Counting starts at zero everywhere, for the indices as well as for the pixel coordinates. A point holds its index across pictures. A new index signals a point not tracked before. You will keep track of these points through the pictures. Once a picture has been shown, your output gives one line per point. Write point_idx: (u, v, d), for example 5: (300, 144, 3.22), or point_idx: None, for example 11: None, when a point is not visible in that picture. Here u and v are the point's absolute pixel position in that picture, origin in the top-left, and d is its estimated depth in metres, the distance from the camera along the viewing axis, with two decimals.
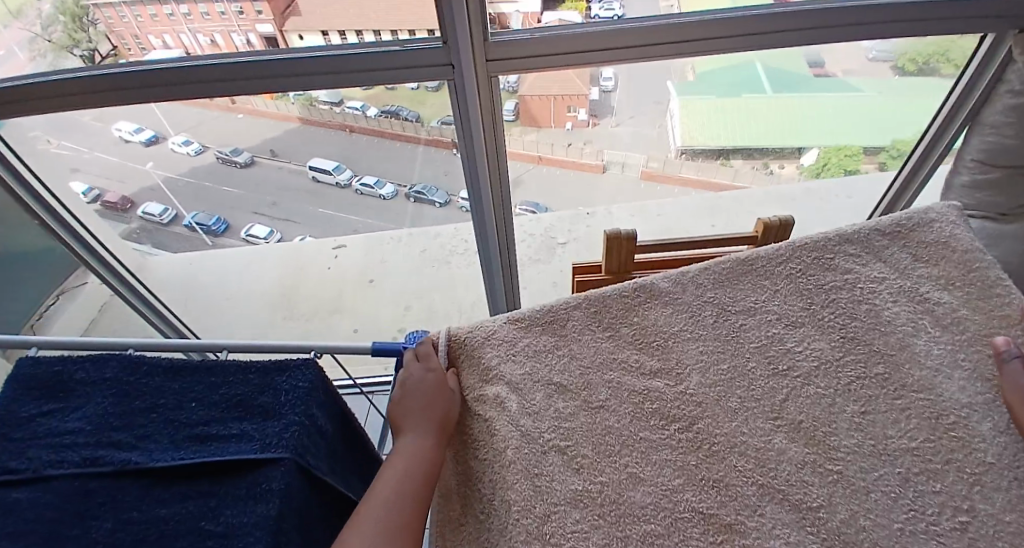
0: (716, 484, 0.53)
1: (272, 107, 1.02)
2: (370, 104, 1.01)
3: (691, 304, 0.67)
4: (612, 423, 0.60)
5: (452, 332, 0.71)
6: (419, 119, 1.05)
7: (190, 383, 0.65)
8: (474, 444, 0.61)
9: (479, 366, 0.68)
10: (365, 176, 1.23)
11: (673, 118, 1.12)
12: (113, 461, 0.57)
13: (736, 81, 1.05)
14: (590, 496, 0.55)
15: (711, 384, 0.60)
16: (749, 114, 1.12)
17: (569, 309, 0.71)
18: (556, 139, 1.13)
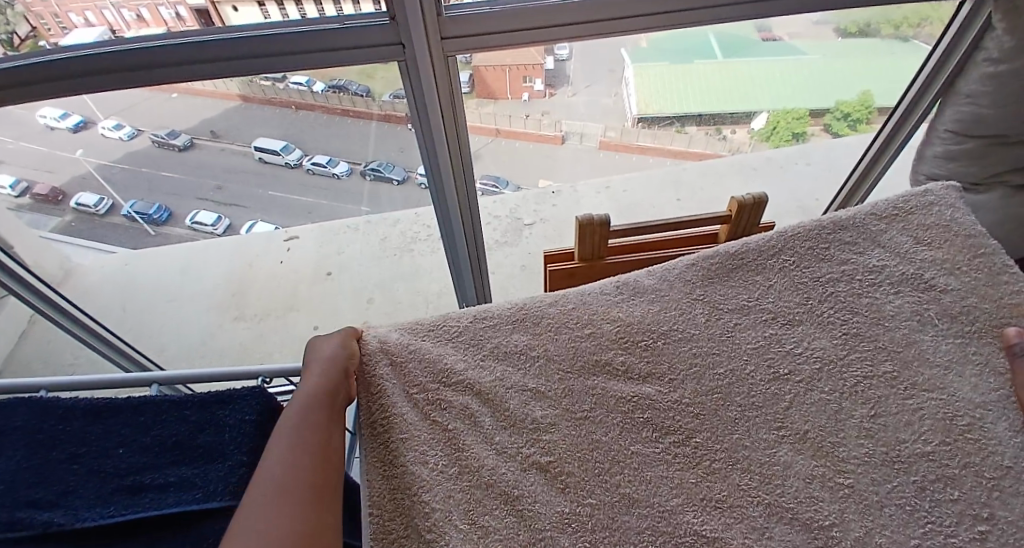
0: (720, 504, 0.49)
1: (209, 85, 0.87)
2: (316, 79, 0.89)
3: (681, 302, 0.63)
4: (600, 437, 0.55)
5: (410, 331, 0.65)
6: (370, 93, 0.94)
7: (116, 425, 0.57)
8: (432, 454, 0.55)
9: (435, 365, 0.61)
10: (315, 157, 1.10)
11: (628, 86, 1.06)
12: (23, 526, 0.48)
13: (686, 49, 0.99)
14: (576, 519, 0.50)
15: (709, 392, 0.56)
16: (699, 77, 1.07)
17: (545, 307, 0.66)
18: (513, 111, 1.04)
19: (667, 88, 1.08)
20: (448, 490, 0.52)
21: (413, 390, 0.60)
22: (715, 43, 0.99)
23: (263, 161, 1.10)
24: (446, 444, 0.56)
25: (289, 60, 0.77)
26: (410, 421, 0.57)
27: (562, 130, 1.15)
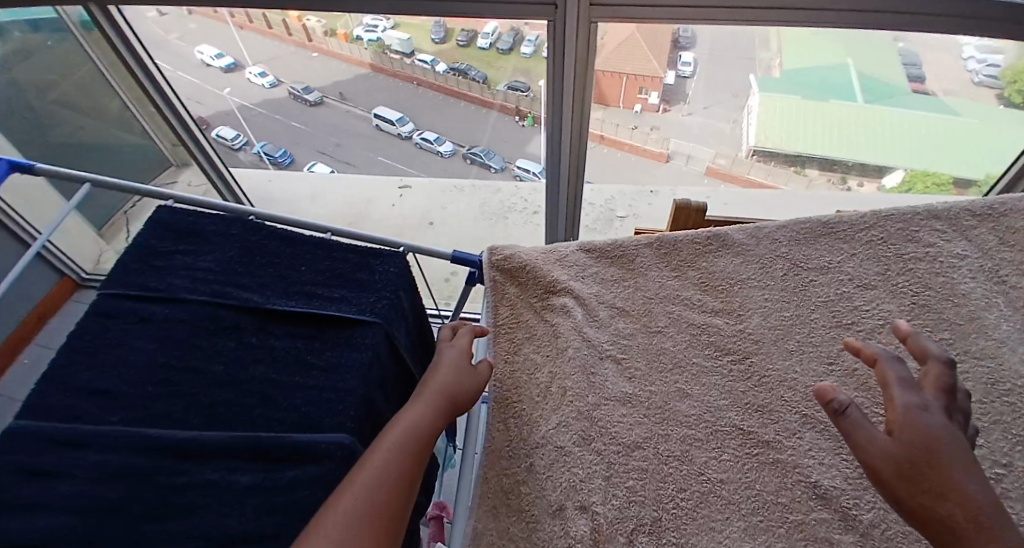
0: (760, 408, 0.57)
1: (345, 49, 1.20)
2: (440, 59, 1.16)
3: (764, 256, 0.69)
4: (668, 346, 0.64)
5: (523, 254, 0.76)
6: (486, 81, 1.18)
7: (302, 251, 0.74)
8: (540, 342, 0.68)
9: (545, 278, 0.73)
10: (427, 132, 1.35)
11: (751, 114, 1.17)
12: (236, 297, 0.66)
13: (834, 87, 1.11)
14: (638, 399, 0.60)
15: (773, 326, 0.63)
16: (839, 122, 1.18)
17: (640, 246, 0.74)
18: (623, 121, 1.17)
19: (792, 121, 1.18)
20: (544, 364, 0.66)
21: (528, 301, 0.73)
22: (855, 83, 1.09)
23: (379, 128, 1.37)
24: (547, 334, 0.69)
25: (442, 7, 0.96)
26: (532, 345, 0.68)
27: (667, 148, 1.27)
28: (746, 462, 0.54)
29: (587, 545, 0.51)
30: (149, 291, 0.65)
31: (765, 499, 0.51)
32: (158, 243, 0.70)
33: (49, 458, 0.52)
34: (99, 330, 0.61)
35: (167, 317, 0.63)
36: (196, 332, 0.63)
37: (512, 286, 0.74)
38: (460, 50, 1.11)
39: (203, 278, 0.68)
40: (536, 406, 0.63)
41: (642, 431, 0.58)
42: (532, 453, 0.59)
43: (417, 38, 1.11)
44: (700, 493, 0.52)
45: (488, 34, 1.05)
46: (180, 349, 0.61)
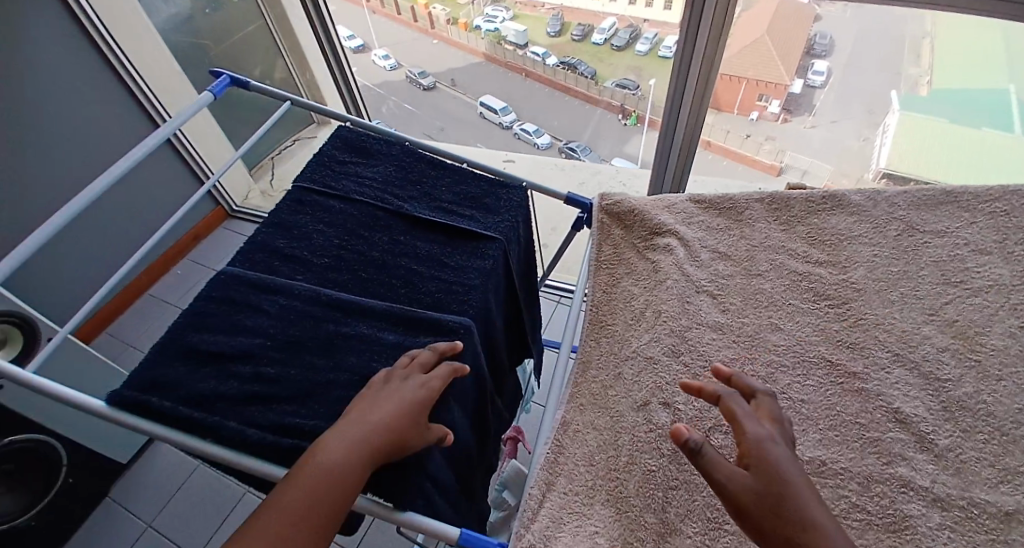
0: (852, 346, 0.61)
1: (466, 38, 1.50)
2: (550, 52, 1.38)
3: (879, 218, 0.71)
4: (765, 287, 0.68)
5: (632, 199, 0.83)
6: (593, 76, 1.34)
7: (443, 176, 0.86)
8: (643, 275, 0.75)
9: (651, 221, 0.79)
10: (525, 124, 1.58)
11: (885, 135, 1.15)
12: (393, 205, 0.80)
13: (985, 111, 1.06)
14: (730, 328, 0.65)
15: (876, 279, 0.65)
16: (988, 151, 1.11)
17: (750, 201, 0.78)
18: (734, 127, 1.20)
19: (928, 149, 1.14)
20: (642, 293, 0.72)
21: (633, 241, 0.79)
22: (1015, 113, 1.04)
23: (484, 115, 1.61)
24: (648, 270, 0.75)
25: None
26: (635, 277, 0.75)
27: (782, 161, 1.27)
28: (828, 388, 0.58)
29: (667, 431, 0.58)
30: (329, 189, 0.79)
31: (844, 419, 0.56)
32: (336, 153, 0.84)
33: (250, 295, 0.67)
34: (289, 209, 0.76)
35: (339, 211, 0.77)
36: (360, 225, 0.76)
37: (619, 228, 0.81)
38: (573, 43, 1.32)
39: (369, 185, 0.81)
40: (630, 326, 0.70)
41: (730, 353, 0.63)
42: (622, 364, 0.66)
43: (535, 31, 1.36)
44: (780, 407, 0.58)
45: (604, 29, 1.26)
46: (348, 235, 0.75)
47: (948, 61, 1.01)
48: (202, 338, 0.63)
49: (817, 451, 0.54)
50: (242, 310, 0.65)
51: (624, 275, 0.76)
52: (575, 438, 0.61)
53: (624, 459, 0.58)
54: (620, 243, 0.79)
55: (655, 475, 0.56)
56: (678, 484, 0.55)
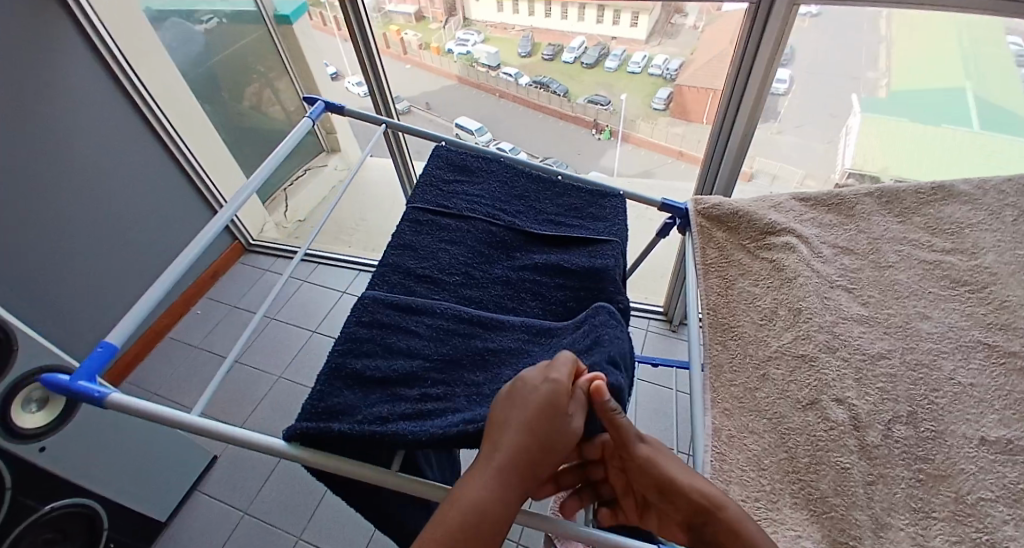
0: (1003, 326, 0.62)
1: (437, 62, 1.51)
2: (523, 73, 1.45)
3: (993, 205, 0.73)
4: (900, 277, 0.70)
5: (730, 201, 0.84)
6: (566, 93, 1.44)
7: (548, 187, 0.85)
8: (769, 275, 0.75)
9: (760, 222, 0.80)
10: (502, 143, 1.60)
11: (848, 136, 1.22)
12: (505, 220, 0.79)
13: (942, 110, 1.13)
14: (877, 320, 0.66)
15: (1010, 262, 0.67)
16: (948, 147, 1.18)
17: (861, 196, 0.80)
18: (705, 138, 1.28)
19: (888, 147, 1.21)
20: (774, 292, 0.72)
21: (741, 242, 0.80)
22: (972, 108, 1.12)
23: (459, 136, 1.60)
24: (767, 269, 0.76)
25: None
26: (757, 274, 0.75)
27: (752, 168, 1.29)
28: (993, 370, 0.59)
29: (847, 428, 0.58)
30: (445, 207, 0.79)
31: (1018, 397, 0.57)
32: (440, 173, 0.84)
33: (398, 317, 0.66)
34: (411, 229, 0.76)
35: (458, 228, 0.77)
36: (482, 241, 0.76)
37: (723, 230, 0.82)
38: (545, 64, 1.40)
39: (480, 201, 0.81)
40: (764, 324, 0.70)
41: (885, 344, 0.64)
42: (764, 365, 0.66)
43: (506, 53, 1.42)
44: (953, 392, 0.59)
45: (574, 48, 1.33)
46: (474, 252, 0.75)
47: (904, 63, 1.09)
48: (365, 363, 0.62)
49: (1005, 431, 0.55)
50: (394, 333, 0.65)
51: (738, 276, 0.76)
52: (732, 444, 0.60)
53: (805, 460, 0.58)
54: (725, 244, 0.80)
55: (852, 472, 0.56)
56: (876, 479, 0.55)
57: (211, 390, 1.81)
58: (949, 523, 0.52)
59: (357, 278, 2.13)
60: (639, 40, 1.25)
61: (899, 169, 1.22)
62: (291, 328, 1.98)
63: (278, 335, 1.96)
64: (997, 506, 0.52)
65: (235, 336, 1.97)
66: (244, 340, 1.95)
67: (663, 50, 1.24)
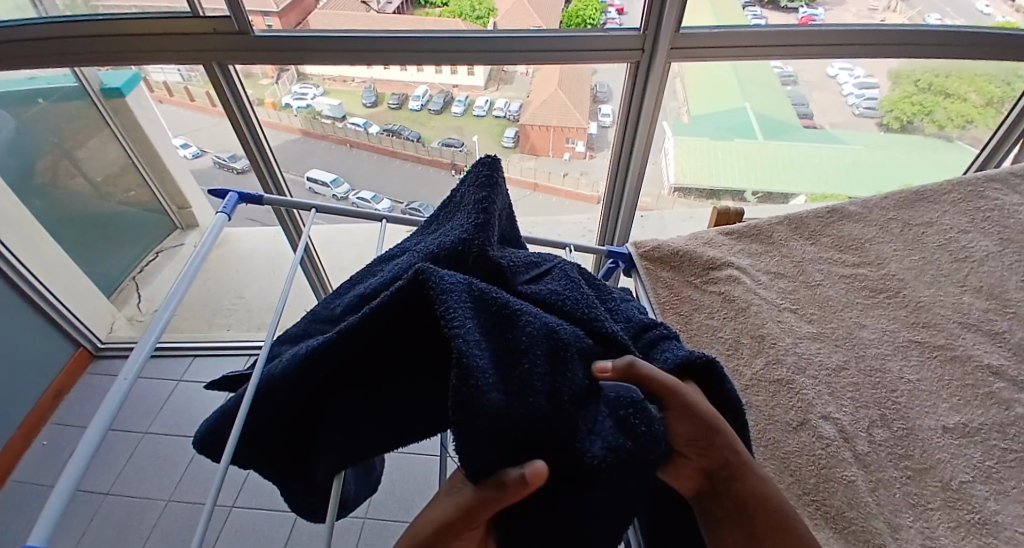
0: (925, 324, 0.73)
1: (276, 116, 1.28)
2: (372, 121, 1.35)
3: (880, 220, 0.87)
4: (831, 293, 0.79)
5: (666, 241, 0.86)
6: (420, 139, 1.39)
7: None
8: (727, 307, 0.78)
9: (701, 259, 0.84)
10: (361, 193, 1.48)
11: (667, 156, 1.37)
12: None
13: (729, 127, 1.37)
14: (826, 335, 0.74)
15: (908, 267, 0.80)
16: (748, 155, 1.44)
17: (774, 225, 0.89)
18: (553, 168, 1.42)
19: (697, 162, 1.42)
20: (734, 322, 0.76)
21: (687, 279, 0.83)
22: (755, 123, 1.37)
23: (313, 190, 1.46)
24: (720, 301, 0.79)
25: (436, 56, 1.13)
26: (712, 306, 0.79)
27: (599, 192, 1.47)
28: (931, 363, 0.69)
29: (841, 441, 0.63)
30: None
31: (956, 384, 0.67)
32: None
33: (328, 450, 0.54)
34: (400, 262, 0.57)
35: None
36: None
37: (666, 270, 0.84)
38: (392, 112, 1.32)
39: None
40: (732, 355, 0.73)
41: (840, 357, 0.71)
42: (745, 394, 0.69)
43: (351, 104, 1.30)
44: (908, 390, 0.67)
45: (419, 96, 1.28)
46: None
47: (698, 95, 1.26)
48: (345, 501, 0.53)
49: (956, 417, 0.64)
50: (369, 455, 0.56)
51: (693, 310, 0.79)
52: None
53: (814, 480, 0.60)
54: (674, 283, 0.82)
55: (858, 483, 0.60)
56: (877, 484, 0.60)
57: (81, 537, 1.47)
58: (945, 510, 0.58)
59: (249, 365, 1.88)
60: (478, 87, 1.25)
61: (704, 176, 1.45)
62: (172, 438, 1.68)
63: (156, 451, 1.65)
64: (976, 486, 0.59)
65: (101, 462, 1.62)
66: (112, 467, 1.61)
67: (502, 94, 1.27)
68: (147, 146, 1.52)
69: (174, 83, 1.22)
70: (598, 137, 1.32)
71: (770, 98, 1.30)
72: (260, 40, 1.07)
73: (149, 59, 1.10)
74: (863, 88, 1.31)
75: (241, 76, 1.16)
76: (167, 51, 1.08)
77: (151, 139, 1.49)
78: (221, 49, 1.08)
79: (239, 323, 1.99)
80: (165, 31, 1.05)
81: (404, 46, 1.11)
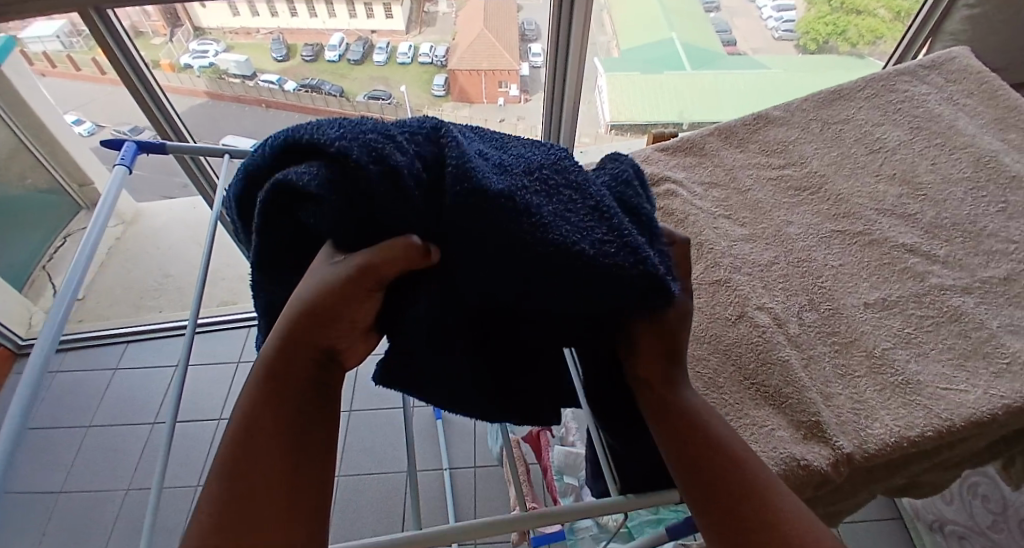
0: (844, 215, 0.76)
1: (179, 80, 1.18)
2: (286, 78, 1.24)
3: (802, 122, 0.89)
4: (760, 196, 0.82)
5: None
6: (343, 93, 1.27)
7: None
8: (667, 220, 0.80)
9: None
10: None
11: (603, 94, 1.37)
12: None
13: (660, 58, 1.36)
14: (758, 235, 0.77)
15: (828, 163, 0.83)
16: (676, 87, 1.43)
17: (706, 137, 0.90)
18: (490, 114, 1.35)
19: (632, 96, 1.40)
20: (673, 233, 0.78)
21: None
22: (682, 54, 1.37)
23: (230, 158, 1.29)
24: (660, 216, 0.80)
25: None
26: None
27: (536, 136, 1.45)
28: (851, 248, 0.73)
29: (773, 327, 0.66)
30: None
31: (875, 264, 0.71)
32: None
33: None
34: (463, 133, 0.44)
35: None
36: None
37: None
38: (306, 64, 1.22)
39: None
40: None
41: (770, 253, 0.74)
42: None
43: (260, 58, 1.21)
44: (831, 274, 0.71)
45: (335, 46, 1.19)
46: None
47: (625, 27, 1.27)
48: None
49: (876, 292, 0.68)
50: None
51: None
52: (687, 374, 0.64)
53: (752, 365, 0.64)
54: None
55: (792, 362, 0.63)
56: (808, 360, 0.64)
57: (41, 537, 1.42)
58: (869, 375, 0.62)
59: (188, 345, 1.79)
60: (401, 30, 1.20)
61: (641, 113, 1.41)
62: (121, 427, 1.60)
63: (105, 442, 1.58)
64: (896, 350, 0.63)
65: (45, 461, 1.55)
66: (58, 466, 1.54)
67: (425, 37, 1.22)
68: (29, 121, 1.36)
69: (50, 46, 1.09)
70: (530, 77, 1.30)
71: (694, 25, 1.34)
72: None
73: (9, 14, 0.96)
74: (781, 12, 1.36)
75: (129, 33, 1.04)
76: (24, 1, 0.94)
77: (34, 113, 1.34)
78: None
79: (170, 303, 1.87)
80: None
81: None
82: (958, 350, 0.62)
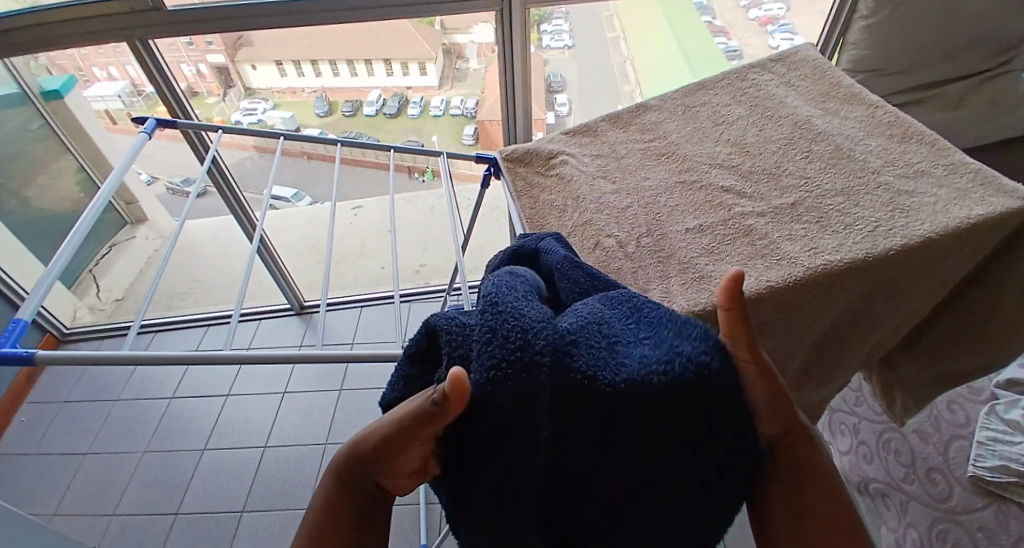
0: (686, 169, 0.95)
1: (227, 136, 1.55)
2: (326, 130, 1.67)
3: (674, 107, 1.09)
4: (630, 160, 1.00)
5: (511, 151, 1.04)
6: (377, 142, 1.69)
7: None
8: (558, 179, 0.99)
9: (545, 152, 1.03)
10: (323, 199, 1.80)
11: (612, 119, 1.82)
12: None
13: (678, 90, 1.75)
14: (622, 188, 0.94)
15: (684, 135, 1.02)
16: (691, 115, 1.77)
17: (598, 122, 1.09)
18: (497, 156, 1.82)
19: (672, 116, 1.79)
20: (559, 189, 0.97)
21: (536, 169, 1.02)
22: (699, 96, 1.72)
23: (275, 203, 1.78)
24: (555, 181, 0.98)
25: (357, 13, 1.35)
26: (541, 179, 0.99)
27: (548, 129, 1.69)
28: (687, 193, 0.91)
29: (615, 248, 0.84)
30: None
31: (702, 202, 0.89)
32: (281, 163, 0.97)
33: None
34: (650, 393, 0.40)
35: None
36: None
37: (522, 166, 1.03)
38: (349, 120, 1.66)
39: None
40: (553, 208, 0.93)
41: (626, 200, 0.92)
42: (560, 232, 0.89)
43: (303, 114, 1.64)
44: (668, 211, 0.89)
45: (373, 102, 1.64)
46: None
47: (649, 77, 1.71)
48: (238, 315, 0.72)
49: (696, 220, 0.86)
50: None
51: (540, 192, 0.97)
52: None
53: None
54: (526, 174, 1.01)
55: (622, 270, 0.81)
56: (636, 269, 0.81)
57: (67, 489, 1.63)
58: (681, 276, 0.79)
59: (207, 332, 2.06)
60: (431, 85, 1.62)
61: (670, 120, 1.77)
62: (143, 402, 1.83)
63: (129, 414, 1.79)
64: (702, 258, 0.81)
65: (75, 429, 1.77)
66: (88, 433, 1.75)
67: (457, 93, 1.64)
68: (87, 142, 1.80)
69: (112, 94, 1.51)
70: (555, 124, 1.67)
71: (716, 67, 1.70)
72: (171, 14, 1.26)
73: (73, 42, 1.29)
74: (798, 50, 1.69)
75: (187, 92, 1.45)
76: (91, 33, 1.27)
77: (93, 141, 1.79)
78: (140, 25, 1.27)
79: (194, 302, 2.14)
80: (86, 16, 1.25)
81: (306, 9, 1.32)
82: (746, 253, 0.80)
